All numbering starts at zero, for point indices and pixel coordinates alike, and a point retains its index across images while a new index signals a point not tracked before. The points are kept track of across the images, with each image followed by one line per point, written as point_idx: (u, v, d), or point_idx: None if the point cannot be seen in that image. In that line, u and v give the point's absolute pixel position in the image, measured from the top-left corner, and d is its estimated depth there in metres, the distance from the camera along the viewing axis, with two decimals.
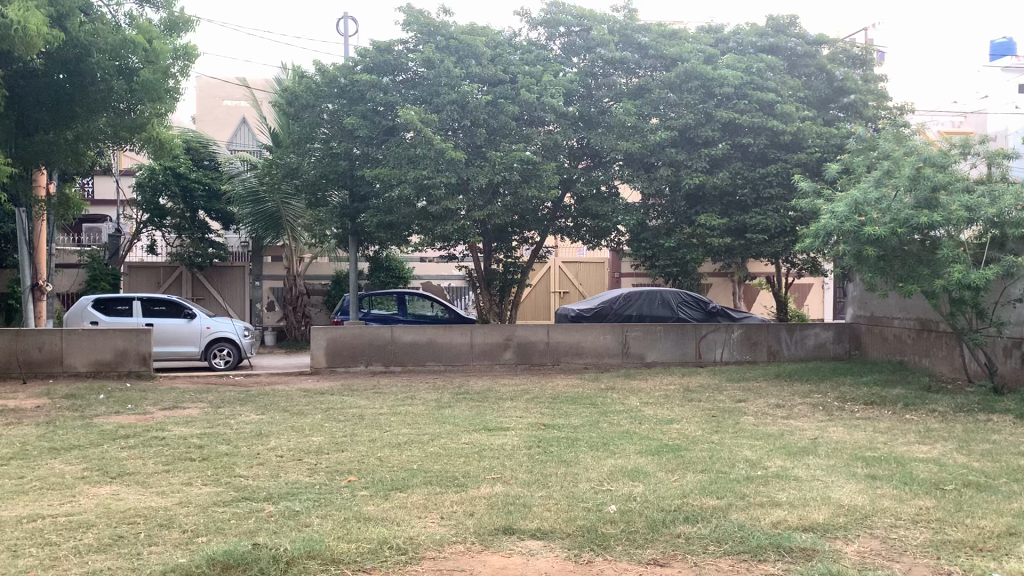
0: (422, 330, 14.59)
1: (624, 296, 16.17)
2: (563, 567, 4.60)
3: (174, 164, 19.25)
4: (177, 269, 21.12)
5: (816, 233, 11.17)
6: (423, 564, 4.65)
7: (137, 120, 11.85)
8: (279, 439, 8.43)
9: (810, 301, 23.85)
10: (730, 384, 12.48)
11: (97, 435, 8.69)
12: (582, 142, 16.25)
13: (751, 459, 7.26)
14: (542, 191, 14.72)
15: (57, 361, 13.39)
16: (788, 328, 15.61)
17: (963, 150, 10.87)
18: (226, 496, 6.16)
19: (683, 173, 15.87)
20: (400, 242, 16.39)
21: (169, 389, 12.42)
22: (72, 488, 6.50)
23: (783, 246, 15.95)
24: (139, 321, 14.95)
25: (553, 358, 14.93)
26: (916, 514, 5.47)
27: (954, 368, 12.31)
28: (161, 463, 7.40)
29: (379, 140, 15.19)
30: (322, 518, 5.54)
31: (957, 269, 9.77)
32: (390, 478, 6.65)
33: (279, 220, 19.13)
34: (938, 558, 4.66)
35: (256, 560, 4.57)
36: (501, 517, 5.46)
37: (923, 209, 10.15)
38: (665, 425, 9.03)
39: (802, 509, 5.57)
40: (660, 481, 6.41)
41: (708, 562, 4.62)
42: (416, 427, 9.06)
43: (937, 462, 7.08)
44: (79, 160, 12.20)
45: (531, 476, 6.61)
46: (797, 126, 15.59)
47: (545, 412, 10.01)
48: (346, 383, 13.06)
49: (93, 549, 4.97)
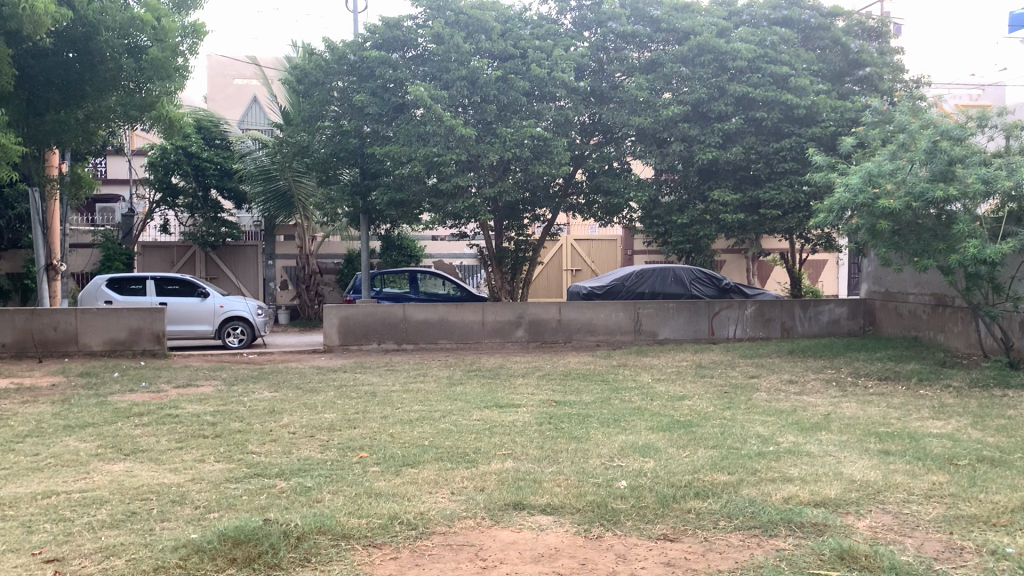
0: (433, 309, 14.60)
1: (637, 273, 16.10)
2: (572, 542, 4.60)
3: (186, 143, 19.25)
4: (190, 248, 21.19)
5: (829, 207, 11.05)
6: (434, 539, 4.67)
7: (146, 99, 11.84)
8: (291, 416, 8.47)
9: (824, 277, 23.72)
10: (743, 360, 12.44)
11: (111, 413, 8.75)
12: (593, 118, 16.12)
13: (763, 434, 7.23)
14: (553, 168, 14.64)
15: (73, 340, 13.50)
16: (802, 304, 15.53)
17: (980, 122, 10.71)
18: (239, 473, 6.20)
19: (696, 148, 15.73)
20: (411, 220, 16.37)
21: (183, 367, 12.49)
22: (86, 465, 6.55)
23: (797, 222, 15.82)
24: (153, 300, 15.02)
25: (565, 335, 14.91)
26: (929, 489, 5.43)
27: (969, 343, 12.21)
28: (175, 440, 7.45)
29: (389, 117, 15.11)
30: (333, 493, 5.56)
31: (974, 243, 9.65)
32: (401, 454, 6.66)
33: (291, 199, 19.11)
34: (951, 533, 4.63)
35: (266, 536, 4.58)
36: (511, 492, 5.47)
37: (939, 183, 10.00)
38: (676, 401, 9.01)
39: (814, 484, 5.54)
40: (671, 456, 6.40)
41: (718, 537, 4.61)
42: (428, 403, 9.08)
43: (950, 437, 7.03)
44: (91, 139, 12.20)
45: (542, 452, 6.61)
46: (811, 100, 15.39)
47: (556, 389, 10.01)
48: (359, 361, 13.10)
49: (106, 525, 5.01)
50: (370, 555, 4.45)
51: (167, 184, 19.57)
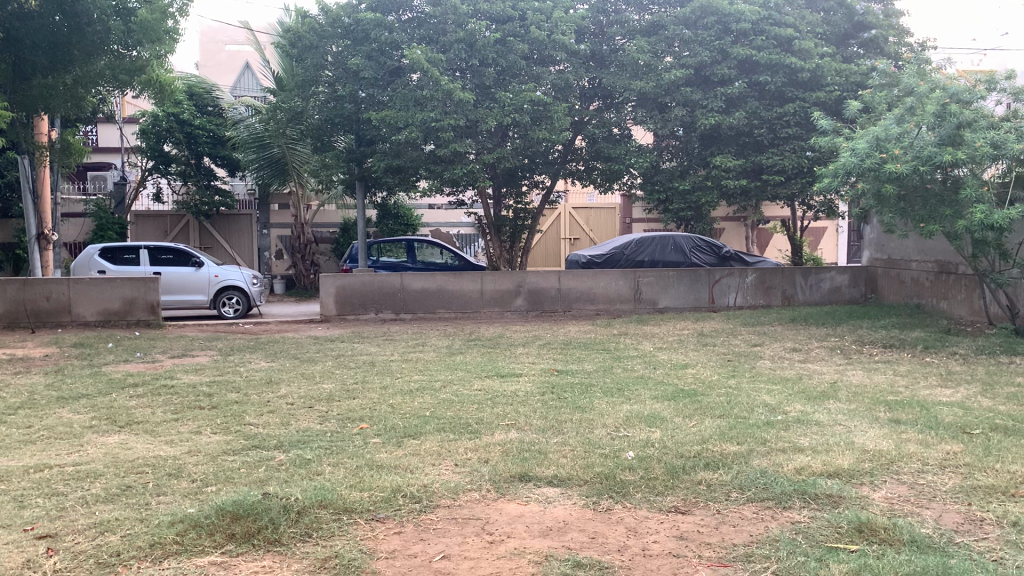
0: (431, 278, 14.42)
1: (637, 241, 15.90)
2: (581, 515, 4.47)
3: (178, 110, 18.88)
4: (185, 217, 20.92)
5: (835, 172, 10.86)
6: (439, 513, 4.53)
7: (135, 63, 11.55)
8: (289, 386, 8.36)
9: (823, 245, 23.61)
10: (745, 328, 12.31)
11: (106, 383, 8.62)
12: (593, 82, 15.82)
13: (770, 403, 7.11)
14: (552, 134, 14.39)
15: (65, 311, 13.31)
16: (803, 272, 15.38)
17: (989, 85, 10.37)
18: (236, 445, 6.05)
19: (698, 113, 15.51)
20: (408, 187, 16.13)
21: (179, 337, 12.32)
22: (80, 437, 6.40)
23: (800, 187, 15.60)
24: (146, 270, 14.80)
25: (565, 305, 14.77)
26: (944, 459, 5.32)
27: (972, 310, 12.08)
28: (170, 411, 7.31)
29: (385, 81, 14.80)
30: (333, 466, 5.42)
31: (981, 209, 9.47)
32: (402, 425, 6.52)
33: (285, 167, 18.82)
34: (969, 504, 4.51)
35: (266, 510, 4.43)
36: (516, 464, 5.33)
37: (947, 146, 9.81)
38: (680, 370, 8.89)
39: (826, 455, 5.41)
40: (677, 426, 6.27)
41: (731, 510, 4.49)
42: (428, 373, 8.97)
43: (961, 406, 6.91)
44: (80, 105, 11.88)
45: (545, 423, 6.47)
46: (815, 63, 15.16)
47: (557, 358, 9.90)
48: (356, 330, 12.95)
49: (101, 499, 4.87)
50: (373, 530, 4.31)
51: (159, 152, 19.21)
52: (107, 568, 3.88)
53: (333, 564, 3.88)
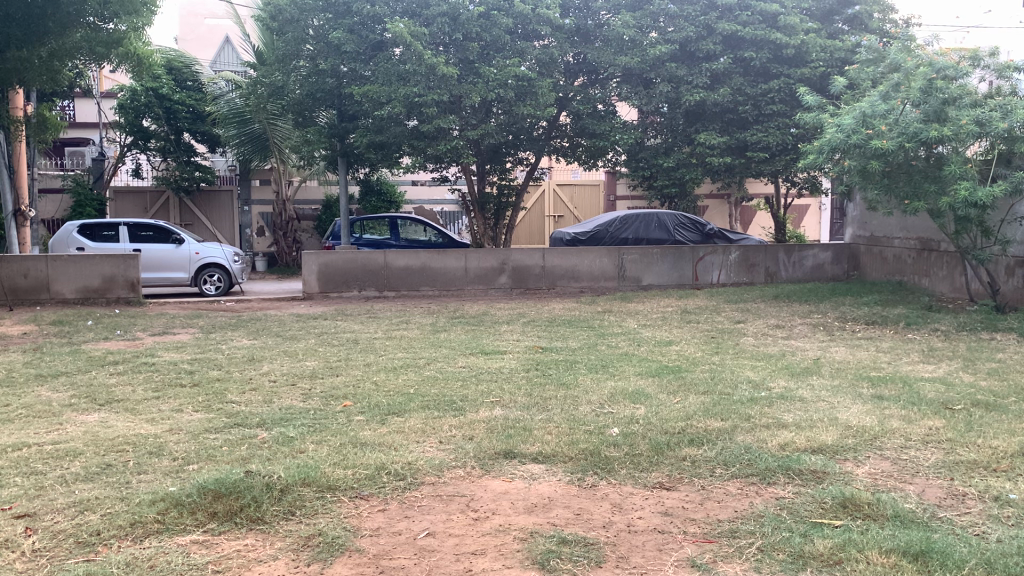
0: (415, 255, 14.33)
1: (621, 218, 15.86)
2: (566, 491, 4.46)
3: (156, 85, 18.61)
4: (164, 193, 20.65)
5: (820, 149, 10.86)
6: (423, 490, 4.51)
7: (112, 35, 11.40)
8: (272, 364, 8.29)
9: (806, 222, 23.69)
10: (729, 305, 12.33)
11: (85, 361, 8.52)
12: (578, 57, 15.69)
13: (754, 379, 7.13)
14: (537, 110, 14.28)
15: (44, 288, 13.14)
16: (786, 249, 15.41)
17: (973, 62, 10.33)
18: (218, 423, 6.00)
19: (683, 89, 15.47)
20: (391, 164, 15.99)
21: (159, 314, 12.21)
22: (59, 415, 6.33)
23: (784, 164, 15.58)
24: (126, 246, 14.62)
25: (549, 282, 14.75)
26: (926, 434, 5.34)
27: (954, 287, 12.17)
28: (151, 389, 7.24)
29: (367, 55, 14.60)
30: (317, 444, 5.37)
31: (965, 186, 9.49)
32: (386, 402, 6.49)
33: (266, 143, 18.58)
34: (952, 479, 4.54)
35: (248, 488, 4.37)
36: (501, 441, 5.31)
37: (932, 123, 9.79)
38: (664, 347, 8.89)
39: (810, 431, 5.42)
40: (662, 403, 6.27)
41: (715, 486, 4.49)
42: (412, 350, 8.94)
43: (943, 381, 6.97)
44: (55, 78, 11.63)
45: (530, 400, 6.46)
46: (800, 39, 15.11)
47: (541, 335, 9.87)
48: (339, 308, 12.88)
49: (81, 478, 4.81)
50: (356, 507, 4.27)
51: (138, 127, 18.94)
52: (87, 547, 3.83)
53: (316, 542, 3.85)
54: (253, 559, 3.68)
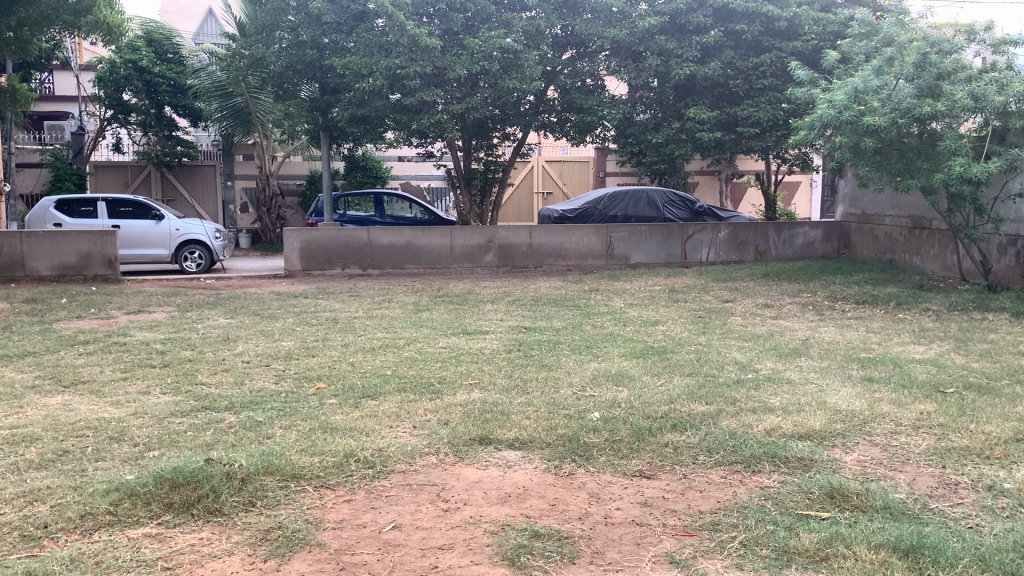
0: (399, 233, 14.07)
1: (610, 195, 15.61)
2: (542, 480, 4.26)
3: (136, 57, 18.21)
4: (146, 168, 20.27)
5: (811, 124, 10.61)
6: (392, 479, 4.30)
7: (81, 3, 11.04)
8: (247, 344, 8.04)
9: (797, 199, 23.47)
10: (717, 284, 12.15)
11: (55, 341, 8.26)
12: (566, 30, 15.34)
13: (741, 360, 6.93)
14: (523, 83, 13.97)
15: (19, 265, 12.87)
16: (776, 227, 15.21)
17: (968, 37, 10.06)
18: (185, 406, 5.77)
19: (673, 63, 15.19)
20: (374, 138, 15.67)
21: (137, 292, 11.94)
22: (20, 398, 6.09)
23: (775, 140, 15.30)
24: (104, 222, 14.27)
25: (536, 260, 14.52)
26: (918, 419, 5.17)
27: (945, 266, 12.00)
28: (119, 369, 7.02)
29: (348, 26, 14.26)
30: (285, 429, 5.16)
31: (959, 163, 9.26)
32: (361, 384, 6.27)
33: (248, 117, 18.20)
34: (944, 467, 4.35)
35: (207, 478, 4.16)
36: (476, 427, 5.10)
37: (926, 98, 9.56)
38: (650, 327, 8.68)
39: (797, 416, 5.23)
40: (645, 385, 6.07)
41: (698, 474, 4.30)
42: (393, 330, 8.71)
43: (935, 363, 6.79)
44: (25, 48, 11.22)
45: (510, 382, 6.26)
46: (792, 11, 14.82)
47: (525, 315, 9.65)
48: (321, 285, 12.64)
49: (34, 466, 4.58)
50: (321, 498, 4.07)
51: (118, 101, 18.55)
52: (32, 541, 3.61)
53: (276, 536, 3.64)
54: (207, 555, 3.47)
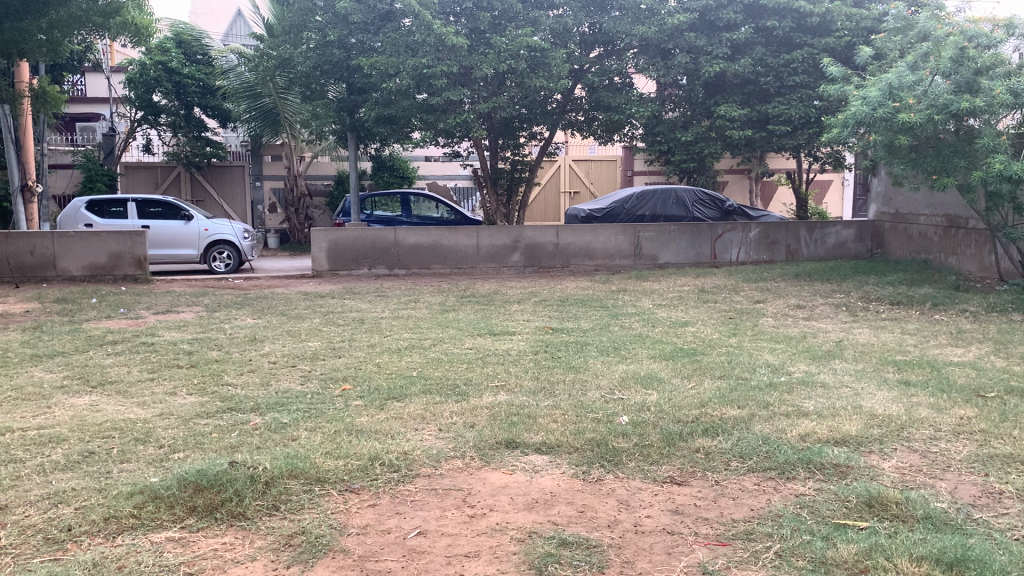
0: (426, 233, 14.04)
1: (638, 195, 15.46)
2: (570, 486, 4.17)
3: (166, 58, 18.40)
4: (175, 168, 20.43)
5: (844, 122, 10.40)
6: (417, 483, 4.23)
7: (110, 5, 11.16)
8: (273, 345, 8.04)
9: (828, 198, 23.14)
10: (747, 284, 11.98)
11: (84, 341, 8.31)
12: (594, 28, 15.22)
13: (774, 363, 6.80)
14: (550, 82, 13.88)
15: (50, 265, 12.98)
16: (808, 227, 14.97)
17: (1008, 31, 9.76)
18: (210, 407, 5.74)
19: (702, 60, 15.05)
20: (401, 138, 15.66)
21: (166, 292, 12.00)
22: (48, 398, 6.10)
23: (807, 138, 15.07)
24: (134, 222, 14.38)
25: (563, 260, 14.42)
26: (958, 425, 5.00)
27: (982, 266, 11.73)
28: (146, 370, 7.02)
29: (375, 26, 14.27)
30: (310, 431, 5.11)
31: (998, 160, 9.02)
32: (387, 386, 6.22)
33: (277, 118, 18.20)
34: (986, 475, 4.20)
35: (231, 481, 4.12)
36: (503, 429, 5.02)
37: (964, 94, 9.32)
38: (679, 328, 8.57)
39: (832, 420, 5.09)
40: (675, 388, 5.96)
41: (730, 481, 4.18)
42: (419, 330, 8.68)
43: (973, 366, 6.60)
44: (56, 50, 11.30)
45: (537, 384, 6.17)
46: (824, 7, 14.62)
47: (553, 315, 9.57)
48: (347, 286, 12.64)
49: (60, 467, 4.57)
50: (345, 502, 4.01)
51: (148, 102, 18.76)
52: (55, 545, 3.59)
53: (298, 542, 3.58)
54: (229, 560, 3.42)
